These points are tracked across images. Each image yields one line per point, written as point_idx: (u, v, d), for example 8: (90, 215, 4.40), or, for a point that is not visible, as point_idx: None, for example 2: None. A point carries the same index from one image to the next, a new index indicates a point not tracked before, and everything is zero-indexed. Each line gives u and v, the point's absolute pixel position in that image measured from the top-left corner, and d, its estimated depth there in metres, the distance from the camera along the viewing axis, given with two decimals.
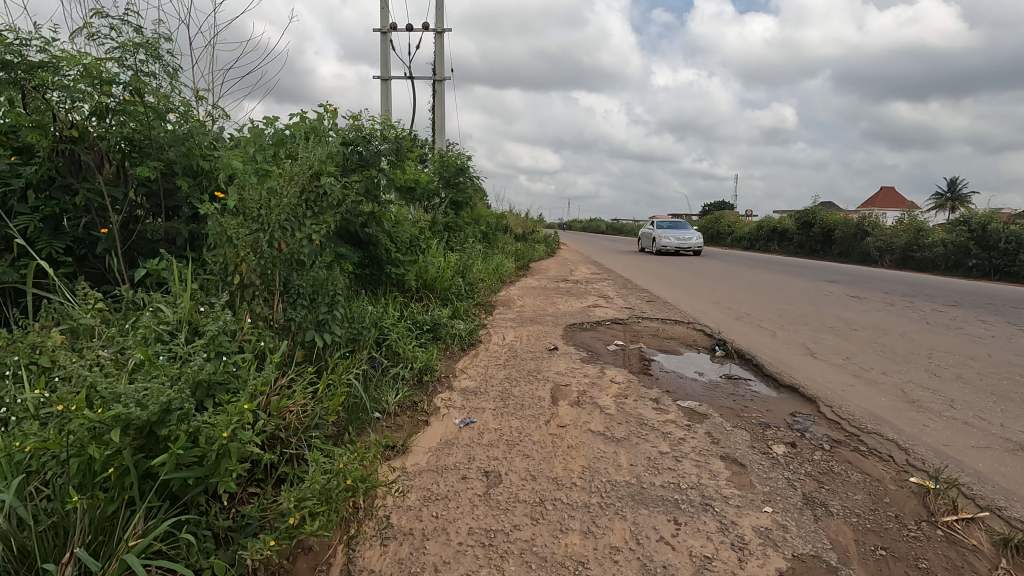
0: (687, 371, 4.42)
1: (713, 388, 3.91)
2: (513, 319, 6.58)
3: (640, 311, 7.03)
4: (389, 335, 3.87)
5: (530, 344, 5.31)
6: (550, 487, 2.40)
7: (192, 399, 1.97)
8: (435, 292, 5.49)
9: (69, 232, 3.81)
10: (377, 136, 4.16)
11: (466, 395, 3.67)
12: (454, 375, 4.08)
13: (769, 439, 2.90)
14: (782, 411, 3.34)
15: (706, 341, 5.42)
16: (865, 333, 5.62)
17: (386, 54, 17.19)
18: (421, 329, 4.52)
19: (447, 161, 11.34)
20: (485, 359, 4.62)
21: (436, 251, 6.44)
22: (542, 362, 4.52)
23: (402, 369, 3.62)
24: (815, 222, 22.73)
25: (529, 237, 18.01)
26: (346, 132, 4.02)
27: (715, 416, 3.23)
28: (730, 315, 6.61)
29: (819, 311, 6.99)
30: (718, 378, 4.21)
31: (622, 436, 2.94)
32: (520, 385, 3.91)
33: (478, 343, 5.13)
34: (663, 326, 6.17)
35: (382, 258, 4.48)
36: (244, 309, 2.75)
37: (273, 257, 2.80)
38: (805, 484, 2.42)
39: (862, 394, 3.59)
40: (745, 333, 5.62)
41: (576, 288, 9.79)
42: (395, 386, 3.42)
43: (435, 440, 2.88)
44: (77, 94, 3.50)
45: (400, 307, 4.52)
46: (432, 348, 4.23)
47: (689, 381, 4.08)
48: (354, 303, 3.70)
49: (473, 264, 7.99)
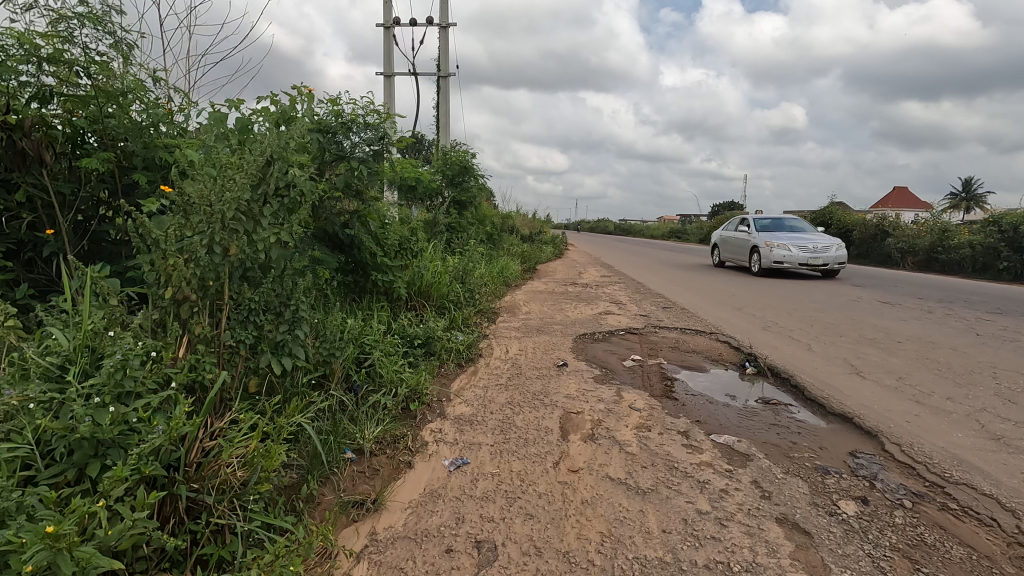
0: (717, 394, 3.84)
1: (750, 417, 3.33)
2: (518, 328, 6.02)
3: (656, 320, 6.45)
4: (371, 354, 3.32)
5: (536, 358, 4.74)
6: (559, 567, 1.84)
7: (67, 467, 1.50)
8: (430, 300, 4.93)
9: (9, 233, 3.25)
10: (360, 123, 3.55)
11: (460, 425, 3.12)
12: (448, 399, 3.52)
13: (832, 494, 2.33)
14: (840, 451, 2.77)
15: (734, 356, 4.83)
16: (912, 347, 5.02)
17: (388, 49, 16.64)
18: (410, 345, 3.97)
19: (450, 159, 10.78)
20: (485, 378, 4.06)
21: (432, 254, 5.89)
22: (550, 382, 3.97)
23: (384, 396, 3.06)
24: (832, 223, 22.02)
25: (535, 238, 17.44)
26: (322, 117, 3.44)
27: (761, 458, 2.66)
28: (757, 325, 6.01)
29: (853, 321, 6.37)
30: (755, 403, 3.62)
31: (649, 486, 2.37)
32: (523, 412, 3.35)
33: (477, 357, 4.57)
34: (683, 337, 5.59)
35: (368, 265, 3.92)
36: (177, 330, 2.20)
37: (215, 264, 2.23)
38: (895, 565, 1.85)
39: (933, 429, 3.00)
40: (777, 347, 5.02)
41: (585, 292, 9.21)
42: (373, 419, 2.87)
43: (416, 492, 2.33)
44: (11, 74, 2.97)
45: (387, 319, 3.97)
46: (423, 368, 3.68)
47: (722, 408, 3.50)
48: (328, 318, 3.16)
49: (474, 268, 7.43)
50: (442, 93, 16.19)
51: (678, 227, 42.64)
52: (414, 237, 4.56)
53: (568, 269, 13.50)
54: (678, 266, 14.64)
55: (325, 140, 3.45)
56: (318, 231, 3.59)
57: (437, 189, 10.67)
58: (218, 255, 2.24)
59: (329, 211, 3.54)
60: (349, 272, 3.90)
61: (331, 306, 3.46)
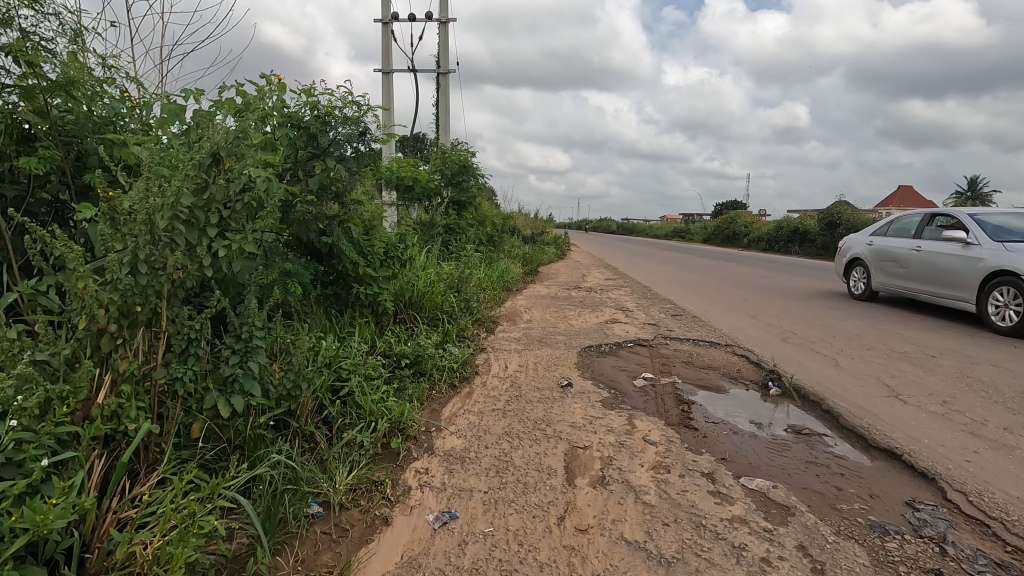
0: (741, 422, 3.42)
1: (783, 453, 2.91)
2: (519, 340, 5.61)
3: (667, 330, 6.02)
4: (348, 379, 2.91)
5: (538, 375, 4.32)
6: None
7: None
8: (420, 314, 4.52)
9: None
10: (338, 117, 3.13)
11: (449, 465, 2.71)
12: (437, 430, 3.11)
13: (897, 565, 1.91)
14: (896, 502, 2.35)
15: (754, 373, 4.42)
16: (949, 363, 4.59)
17: (387, 45, 16.25)
18: (396, 365, 3.56)
19: (449, 158, 10.40)
20: (481, 402, 3.65)
21: (426, 261, 5.47)
22: (553, 406, 3.56)
23: (361, 434, 2.64)
24: (842, 224, 21.53)
25: (538, 239, 17.03)
26: (294, 110, 3.02)
27: (804, 513, 2.24)
28: (776, 336, 5.58)
29: (879, 331, 5.94)
30: (785, 433, 3.20)
31: (673, 554, 1.96)
32: (523, 446, 2.94)
33: (473, 376, 4.15)
34: (697, 351, 5.18)
35: (349, 276, 3.50)
36: (95, 369, 1.79)
37: (141, 287, 1.82)
38: None
39: (1000, 472, 2.58)
40: (800, 362, 4.60)
41: (589, 297, 8.79)
42: (344, 461, 2.47)
43: (391, 563, 1.92)
44: None
45: (371, 336, 3.56)
46: (408, 395, 3.26)
47: (749, 440, 3.08)
48: (297, 341, 2.73)
49: (472, 274, 7.01)
50: (442, 91, 15.78)
51: (682, 227, 42.13)
52: (405, 242, 4.14)
53: (571, 271, 13.09)
54: (684, 268, 14.20)
55: (295, 135, 3.02)
56: (289, 239, 3.18)
57: (435, 190, 10.26)
58: (146, 275, 1.83)
59: (301, 217, 3.11)
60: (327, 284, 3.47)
61: (297, 325, 3.05)
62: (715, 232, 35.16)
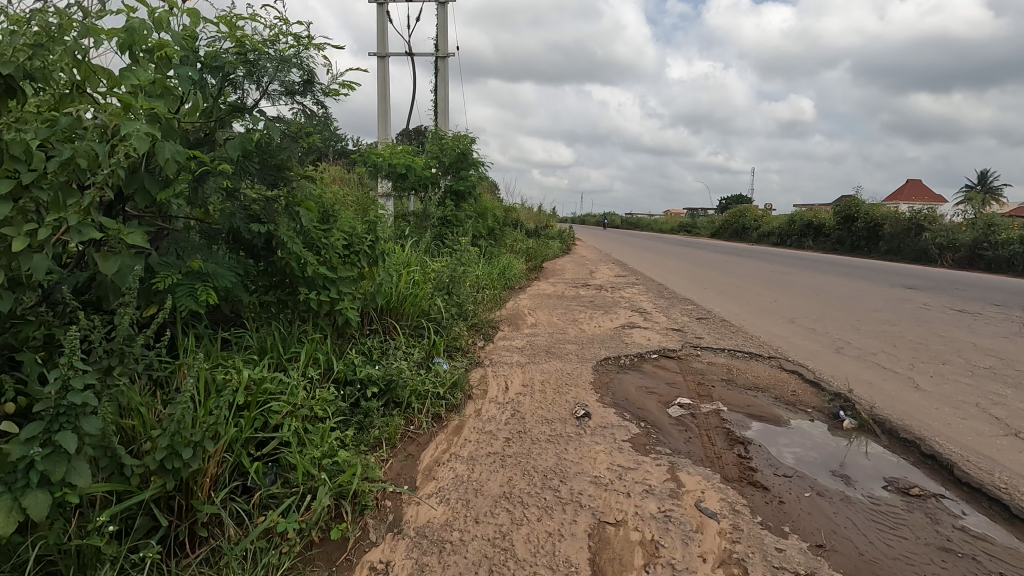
0: (819, 472, 2.56)
1: (897, 532, 2.05)
2: (522, 350, 4.78)
3: (695, 338, 5.17)
4: (282, 426, 2.06)
5: (545, 399, 3.48)
6: None
7: None
8: (399, 322, 3.67)
9: None
10: (274, 60, 2.23)
11: (418, 554, 1.87)
12: (407, 494, 2.25)
13: None
14: None
15: (815, 398, 3.56)
16: None
17: (384, 30, 15.47)
18: (354, 395, 2.71)
19: (446, 144, 9.58)
20: (470, 442, 2.80)
21: (412, 259, 4.62)
22: (568, 449, 2.71)
23: (285, 519, 1.78)
24: (859, 217, 20.60)
25: (541, 232, 16.14)
26: (206, 52, 2.15)
27: None
28: (826, 347, 4.73)
29: (945, 339, 5.07)
30: (887, 495, 2.35)
31: None
32: (527, 519, 2.09)
33: (463, 402, 3.30)
34: (735, 366, 4.33)
35: (294, 278, 2.58)
36: None
37: None
38: None
39: None
40: (869, 380, 3.75)
41: (600, 297, 7.94)
42: (254, 567, 1.65)
43: None
44: None
45: (328, 356, 2.71)
46: (362, 448, 2.42)
47: (842, 507, 2.22)
48: (189, 379, 1.88)
49: (468, 272, 6.16)
50: (442, 76, 14.93)
51: (688, 221, 41.11)
52: (382, 233, 3.26)
53: (577, 267, 12.24)
54: (696, 264, 13.34)
55: (202, 78, 2.13)
56: (209, 227, 2.33)
57: (432, 178, 9.44)
58: None
59: (216, 198, 2.23)
60: (269, 289, 2.61)
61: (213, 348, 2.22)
62: (723, 225, 34.18)
